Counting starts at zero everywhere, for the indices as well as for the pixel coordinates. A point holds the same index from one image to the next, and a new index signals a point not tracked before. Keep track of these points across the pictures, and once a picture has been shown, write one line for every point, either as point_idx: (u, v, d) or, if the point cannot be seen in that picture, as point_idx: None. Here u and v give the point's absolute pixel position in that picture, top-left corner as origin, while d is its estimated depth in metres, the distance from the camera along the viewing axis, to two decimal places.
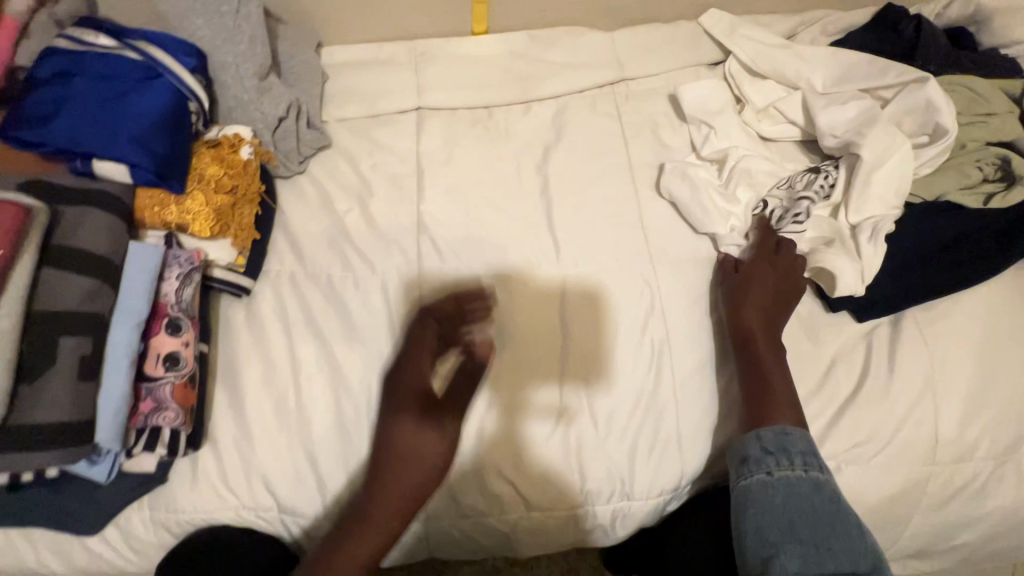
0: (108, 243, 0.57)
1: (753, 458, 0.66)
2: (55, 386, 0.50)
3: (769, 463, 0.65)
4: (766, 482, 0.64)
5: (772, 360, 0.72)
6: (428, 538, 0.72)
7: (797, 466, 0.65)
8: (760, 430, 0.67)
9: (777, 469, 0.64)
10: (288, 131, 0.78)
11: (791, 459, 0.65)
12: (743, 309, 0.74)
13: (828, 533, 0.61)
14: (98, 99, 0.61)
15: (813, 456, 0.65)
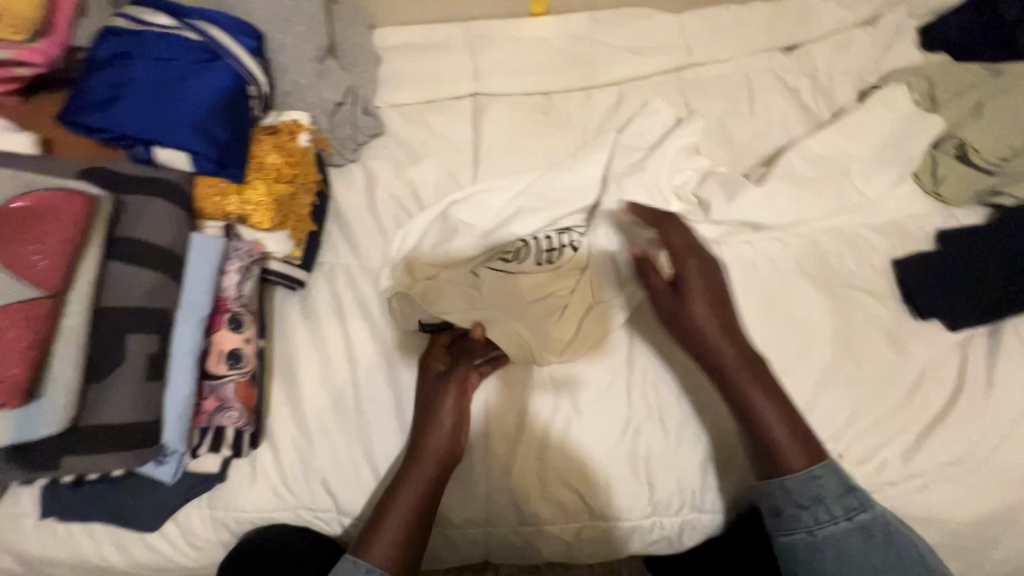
0: (171, 236, 0.54)
1: (787, 509, 0.62)
2: (126, 385, 0.48)
3: (805, 521, 0.61)
4: (807, 540, 0.61)
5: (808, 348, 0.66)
6: (487, 544, 0.69)
7: (837, 517, 0.60)
8: (783, 481, 0.61)
9: (818, 527, 0.60)
10: (344, 117, 0.75)
11: (831, 511, 0.60)
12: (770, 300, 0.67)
13: (881, 570, 0.59)
14: (159, 82, 0.58)
15: (849, 496, 0.61)
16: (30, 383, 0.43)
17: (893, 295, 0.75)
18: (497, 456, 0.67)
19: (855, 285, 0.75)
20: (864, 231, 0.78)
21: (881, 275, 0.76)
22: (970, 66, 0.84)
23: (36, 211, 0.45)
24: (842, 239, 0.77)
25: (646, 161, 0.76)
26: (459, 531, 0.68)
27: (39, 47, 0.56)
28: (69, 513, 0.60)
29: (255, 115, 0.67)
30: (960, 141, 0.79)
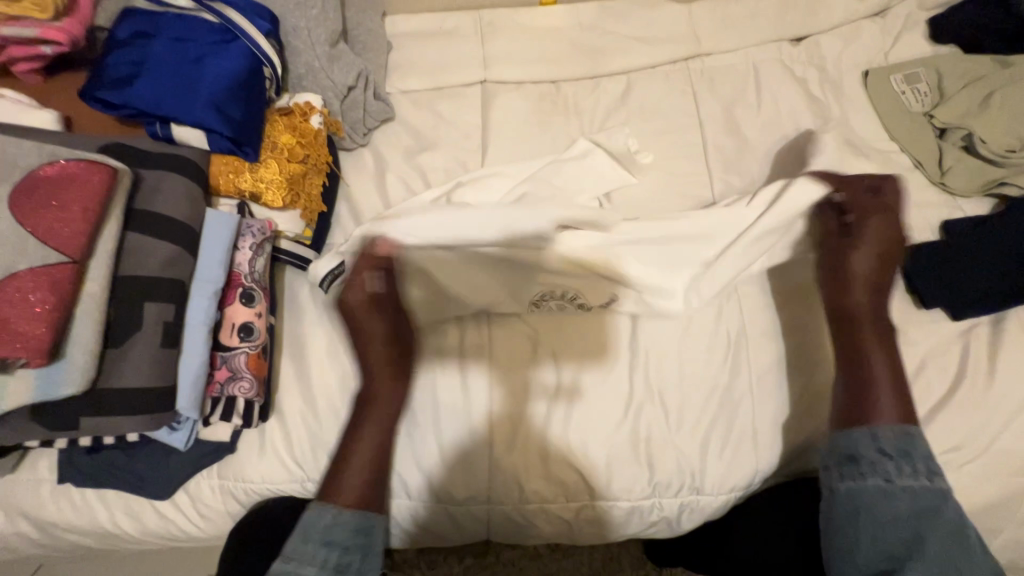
0: (188, 210, 0.56)
1: (868, 455, 0.61)
2: (141, 351, 0.50)
3: (885, 468, 0.60)
4: (886, 486, 0.60)
5: (879, 348, 0.66)
6: (489, 522, 0.70)
7: (919, 475, 0.60)
8: (873, 428, 0.62)
9: (897, 477, 0.60)
10: (355, 101, 0.76)
11: (913, 467, 0.60)
12: (849, 277, 0.69)
13: (952, 554, 0.56)
14: (177, 61, 0.60)
15: (935, 463, 0.61)
16: (53, 342, 0.44)
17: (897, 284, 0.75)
18: (495, 431, 0.68)
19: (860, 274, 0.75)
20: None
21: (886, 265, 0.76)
22: (979, 58, 0.84)
23: (59, 180, 0.47)
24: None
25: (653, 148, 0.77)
26: (460, 507, 0.69)
27: (62, 26, 0.57)
28: (82, 480, 0.62)
29: (269, 97, 0.69)
30: (968, 132, 0.80)
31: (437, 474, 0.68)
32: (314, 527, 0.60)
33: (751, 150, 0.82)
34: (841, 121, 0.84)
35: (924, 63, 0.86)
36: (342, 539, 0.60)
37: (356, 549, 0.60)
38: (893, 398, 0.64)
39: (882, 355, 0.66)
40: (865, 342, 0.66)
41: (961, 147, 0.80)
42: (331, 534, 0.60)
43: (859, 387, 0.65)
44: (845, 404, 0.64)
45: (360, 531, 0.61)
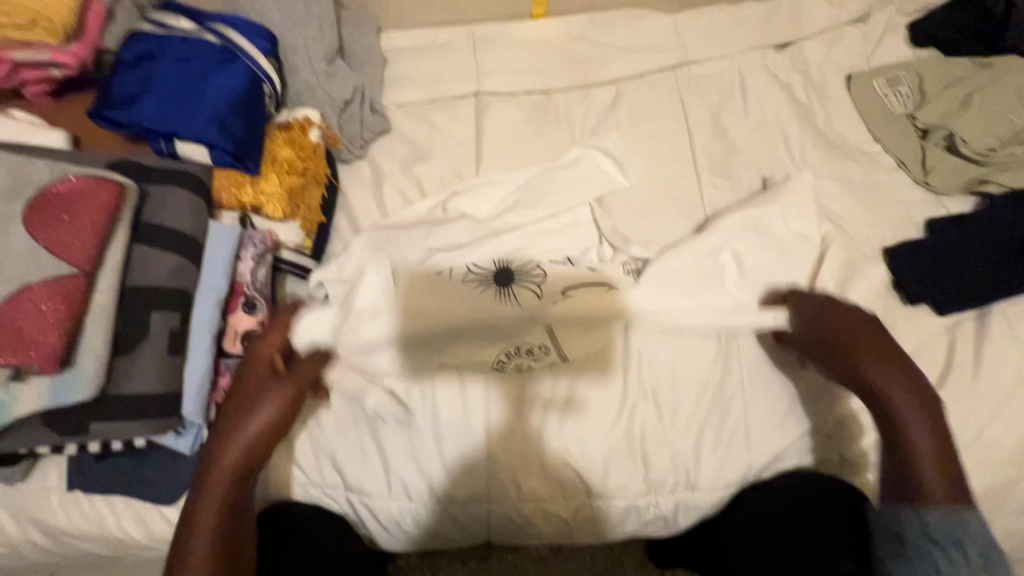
0: (192, 223, 0.58)
1: (914, 538, 0.57)
2: (149, 358, 0.52)
3: (934, 556, 0.55)
4: (938, 568, 0.54)
5: (920, 424, 0.61)
6: (489, 523, 0.72)
7: (975, 563, 0.54)
8: (922, 511, 0.57)
9: (947, 567, 0.54)
10: (353, 115, 0.78)
11: (966, 556, 0.54)
12: (853, 340, 0.65)
13: None
14: (180, 80, 0.62)
15: (995, 551, 0.54)
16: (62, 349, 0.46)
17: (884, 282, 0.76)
18: (491, 437, 0.69)
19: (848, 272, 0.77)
20: (858, 221, 0.80)
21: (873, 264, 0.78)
22: (958, 60, 0.86)
23: (70, 197, 0.50)
24: (835, 230, 0.79)
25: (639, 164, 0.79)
26: (459, 508, 0.70)
27: (72, 50, 0.60)
28: (90, 487, 0.63)
29: (269, 112, 0.71)
30: (949, 132, 0.82)
31: (436, 475, 0.69)
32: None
33: (738, 154, 0.84)
34: (826, 125, 0.87)
35: (905, 66, 0.88)
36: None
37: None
38: (931, 463, 0.59)
39: (924, 430, 0.61)
40: (903, 415, 0.61)
41: (943, 147, 0.83)
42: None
43: (901, 462, 0.61)
44: (893, 478, 0.61)
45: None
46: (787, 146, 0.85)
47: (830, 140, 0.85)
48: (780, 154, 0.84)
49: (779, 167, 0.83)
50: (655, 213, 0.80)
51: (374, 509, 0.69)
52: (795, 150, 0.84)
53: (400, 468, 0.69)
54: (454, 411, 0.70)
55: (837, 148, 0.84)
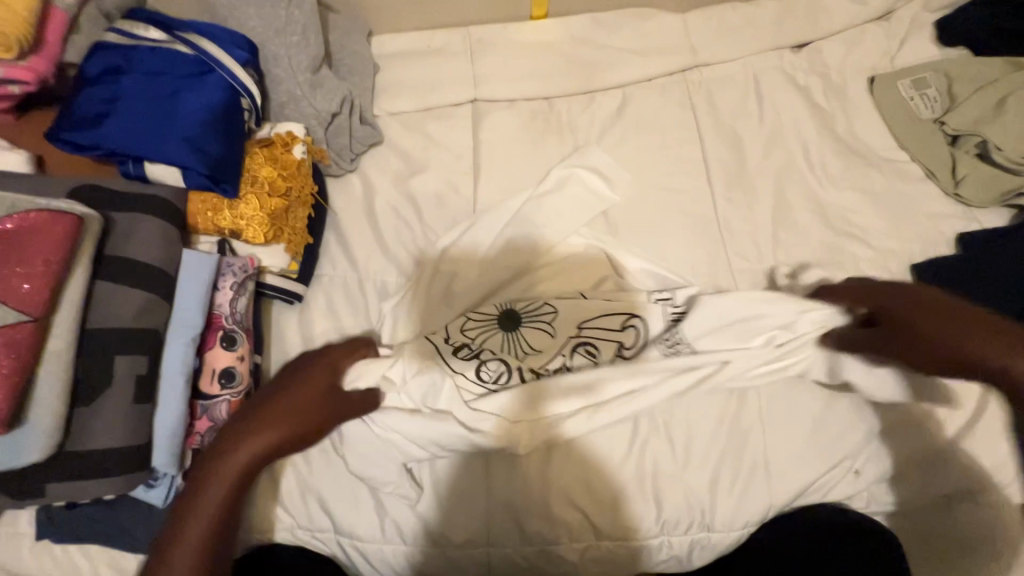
0: (162, 253, 0.53)
1: None
2: (112, 408, 0.48)
3: None
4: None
5: (978, 330, 0.57)
6: (490, 566, 0.67)
7: None
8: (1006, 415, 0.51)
9: None
10: (341, 127, 0.73)
11: None
12: (884, 296, 0.63)
13: None
14: (149, 98, 0.58)
15: None
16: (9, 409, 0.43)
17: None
18: (492, 474, 0.65)
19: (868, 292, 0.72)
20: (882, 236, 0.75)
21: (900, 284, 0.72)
22: (992, 61, 0.80)
23: (17, 233, 0.45)
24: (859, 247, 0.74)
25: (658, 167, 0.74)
26: (459, 551, 0.65)
27: (29, 64, 0.55)
28: (62, 535, 0.59)
29: (250, 128, 0.66)
30: (981, 139, 0.76)
31: (429, 510, 0.65)
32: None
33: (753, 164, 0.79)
34: (848, 132, 0.81)
35: (931, 68, 0.82)
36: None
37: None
38: None
39: (989, 339, 0.56)
40: (959, 320, 0.58)
41: (975, 155, 0.77)
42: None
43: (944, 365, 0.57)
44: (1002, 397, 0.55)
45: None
46: (805, 155, 0.79)
47: (852, 148, 0.80)
48: (799, 164, 0.79)
49: (797, 178, 0.78)
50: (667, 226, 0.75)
51: (365, 551, 0.65)
52: (813, 160, 0.79)
53: (395, 509, 0.64)
54: (445, 435, 0.66)
55: (860, 156, 0.79)
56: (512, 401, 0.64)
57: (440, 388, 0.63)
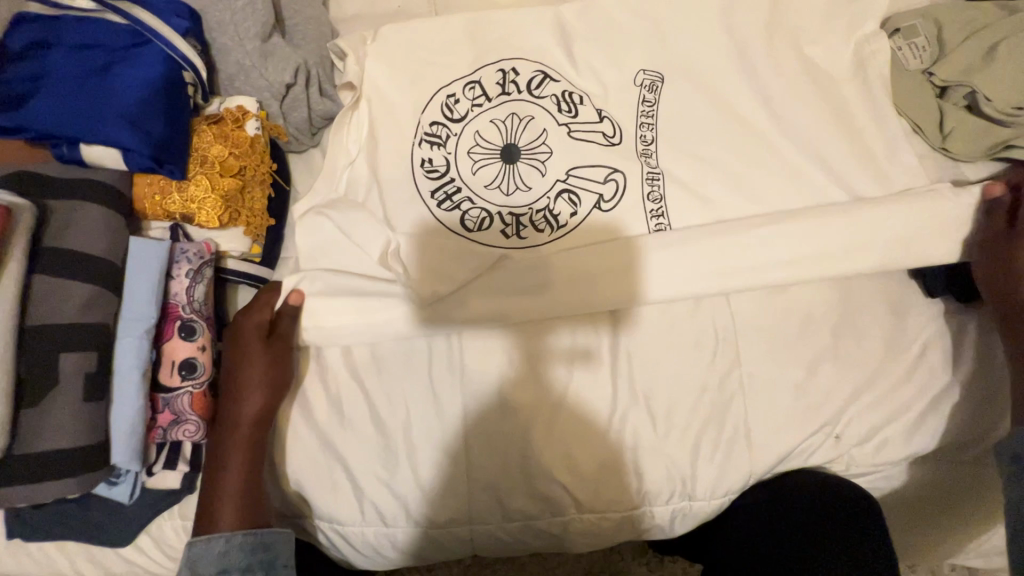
0: (105, 242, 0.52)
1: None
2: (62, 406, 0.47)
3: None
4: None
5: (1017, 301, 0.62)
6: (472, 541, 0.67)
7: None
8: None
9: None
10: (298, 99, 0.68)
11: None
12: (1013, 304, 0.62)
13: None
14: (78, 71, 0.54)
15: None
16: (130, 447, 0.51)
17: (918, 238, 0.66)
18: (468, 450, 0.64)
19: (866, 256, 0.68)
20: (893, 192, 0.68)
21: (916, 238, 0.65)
22: (985, 5, 0.76)
23: None
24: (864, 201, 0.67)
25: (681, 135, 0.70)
26: (441, 530, 0.65)
27: None
28: (33, 534, 0.57)
29: (196, 103, 0.62)
30: (972, 90, 0.72)
31: (411, 493, 0.64)
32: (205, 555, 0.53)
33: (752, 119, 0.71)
34: (852, 77, 0.73)
35: (922, 14, 0.76)
36: (236, 562, 0.53)
37: (256, 568, 0.53)
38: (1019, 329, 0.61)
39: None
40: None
41: (963, 107, 0.74)
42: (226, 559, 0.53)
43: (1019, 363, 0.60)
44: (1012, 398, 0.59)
45: (257, 549, 0.54)
46: (814, 107, 0.71)
47: (859, 100, 0.73)
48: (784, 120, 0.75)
49: (798, 131, 0.71)
50: (688, 207, 0.68)
51: (348, 532, 0.65)
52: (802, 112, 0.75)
53: (375, 494, 0.64)
54: (422, 425, 0.64)
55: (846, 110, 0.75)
56: (500, 367, 0.64)
57: (416, 353, 0.65)
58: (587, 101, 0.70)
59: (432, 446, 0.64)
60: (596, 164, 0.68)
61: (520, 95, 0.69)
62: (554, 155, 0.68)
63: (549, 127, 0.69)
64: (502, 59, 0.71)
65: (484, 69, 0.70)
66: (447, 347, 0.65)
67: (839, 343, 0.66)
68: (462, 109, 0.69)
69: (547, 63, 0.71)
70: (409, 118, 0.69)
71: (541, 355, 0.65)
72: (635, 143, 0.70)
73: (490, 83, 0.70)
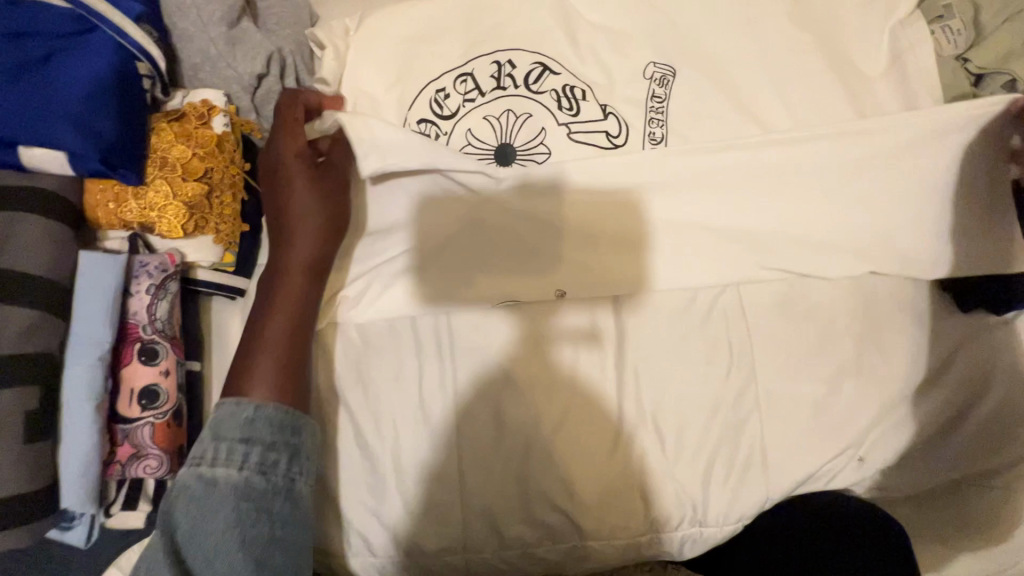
0: (48, 261, 0.46)
1: None
2: (1, 448, 0.42)
3: None
4: None
5: None
6: (467, 570, 0.62)
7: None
8: None
9: None
10: (270, 92, 0.61)
11: None
12: None
13: None
14: (12, 63, 0.47)
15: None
16: (85, 485, 0.46)
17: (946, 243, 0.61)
18: (463, 473, 0.59)
19: (896, 263, 0.62)
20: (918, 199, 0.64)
21: (933, 247, 0.62)
22: None
23: None
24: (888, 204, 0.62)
25: (694, 129, 0.64)
26: (433, 560, 0.60)
27: None
28: None
29: (156, 98, 0.56)
30: (1012, 78, 0.65)
31: (403, 524, 0.59)
32: (224, 421, 0.47)
33: (769, 111, 0.65)
34: (882, 65, 0.67)
35: None
36: (262, 435, 0.47)
37: (281, 447, 0.47)
38: None
39: None
40: None
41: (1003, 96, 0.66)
42: (252, 431, 0.47)
43: None
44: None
45: (287, 428, 0.48)
46: (839, 97, 0.65)
47: (889, 90, 0.67)
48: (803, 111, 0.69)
49: (820, 125, 0.65)
50: (695, 211, 0.63)
51: (333, 563, 0.61)
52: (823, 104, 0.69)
53: (361, 522, 0.60)
54: (412, 450, 0.59)
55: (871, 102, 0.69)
56: (499, 386, 0.59)
57: (406, 375, 0.60)
58: (590, 94, 0.64)
59: (423, 472, 0.59)
60: (597, 170, 0.62)
61: (516, 90, 0.63)
62: (553, 158, 0.62)
63: (548, 126, 0.62)
64: (498, 45, 0.64)
65: (477, 60, 0.64)
66: (439, 365, 0.60)
67: (863, 357, 0.61)
68: (453, 105, 0.63)
69: (546, 53, 0.64)
70: (396, 113, 0.63)
71: (545, 373, 0.60)
72: (643, 144, 0.64)
73: (484, 75, 0.63)
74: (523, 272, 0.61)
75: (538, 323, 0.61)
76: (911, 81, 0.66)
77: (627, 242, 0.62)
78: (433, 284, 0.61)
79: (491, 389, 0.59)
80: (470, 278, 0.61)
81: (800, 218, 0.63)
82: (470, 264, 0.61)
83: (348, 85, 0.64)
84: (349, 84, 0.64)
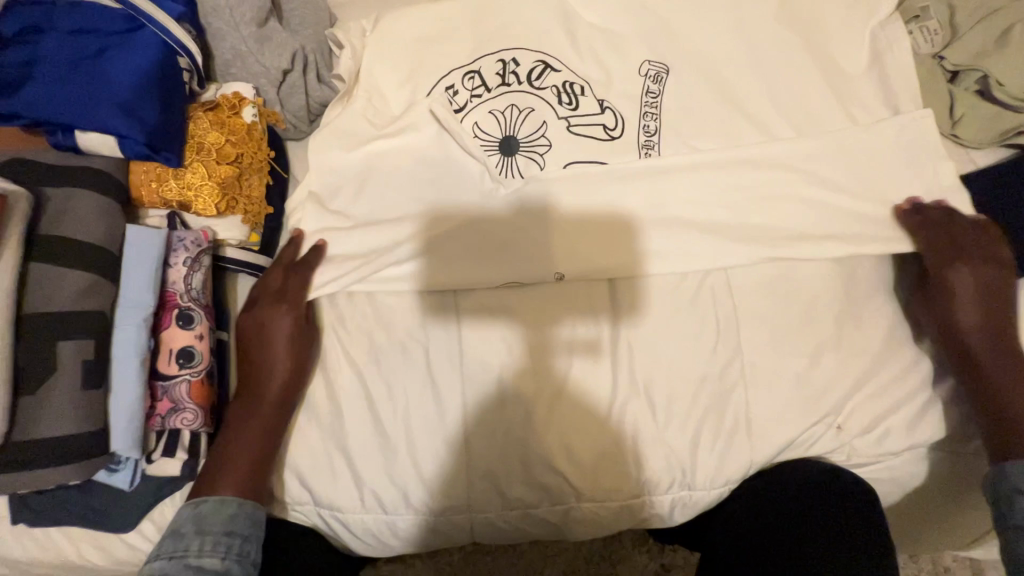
0: (102, 231, 0.52)
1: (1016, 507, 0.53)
2: (61, 393, 0.48)
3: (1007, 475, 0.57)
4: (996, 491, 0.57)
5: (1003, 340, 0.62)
6: (471, 529, 0.67)
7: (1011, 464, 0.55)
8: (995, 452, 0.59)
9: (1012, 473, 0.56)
10: (294, 87, 0.67)
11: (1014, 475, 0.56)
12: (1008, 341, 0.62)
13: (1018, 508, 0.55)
14: (71, 56, 0.53)
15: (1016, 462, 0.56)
16: (132, 432, 0.52)
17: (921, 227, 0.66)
18: (469, 438, 0.64)
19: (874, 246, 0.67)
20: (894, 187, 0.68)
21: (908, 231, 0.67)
22: None
23: None
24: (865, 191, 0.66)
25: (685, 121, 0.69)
26: (440, 518, 0.65)
27: None
28: (40, 518, 0.58)
29: (193, 90, 0.62)
30: (982, 75, 0.71)
31: (412, 484, 0.64)
32: (207, 515, 0.54)
33: (756, 105, 0.70)
34: (863, 63, 0.72)
35: None
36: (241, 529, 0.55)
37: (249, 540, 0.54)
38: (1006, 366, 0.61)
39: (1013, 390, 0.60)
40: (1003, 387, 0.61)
41: (975, 91, 0.72)
42: (232, 525, 0.55)
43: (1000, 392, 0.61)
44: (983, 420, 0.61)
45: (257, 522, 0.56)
46: (822, 92, 0.70)
47: (869, 86, 0.71)
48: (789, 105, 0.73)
49: (803, 117, 0.70)
50: (686, 197, 0.67)
51: (346, 522, 0.65)
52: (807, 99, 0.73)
53: (374, 482, 0.64)
54: (421, 416, 0.64)
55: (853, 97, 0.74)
56: (502, 356, 0.64)
57: (412, 350, 0.65)
58: (588, 89, 0.69)
59: (431, 436, 0.64)
60: (594, 159, 0.67)
61: (519, 85, 0.68)
62: (553, 149, 0.67)
63: (549, 119, 0.67)
64: (504, 44, 0.69)
65: (484, 58, 0.69)
66: (447, 338, 0.65)
67: (842, 332, 0.66)
68: (461, 98, 0.68)
69: (548, 51, 0.70)
70: (410, 106, 0.68)
71: (546, 343, 0.65)
72: (637, 135, 0.69)
73: (490, 72, 0.68)
74: (522, 251, 0.65)
75: (540, 299, 0.66)
76: (889, 77, 0.71)
77: (621, 224, 0.67)
78: (440, 262, 0.65)
79: (495, 360, 0.64)
80: (475, 256, 0.65)
81: (783, 203, 0.68)
82: (472, 253, 0.65)
83: (365, 81, 0.69)
84: (367, 80, 0.69)
